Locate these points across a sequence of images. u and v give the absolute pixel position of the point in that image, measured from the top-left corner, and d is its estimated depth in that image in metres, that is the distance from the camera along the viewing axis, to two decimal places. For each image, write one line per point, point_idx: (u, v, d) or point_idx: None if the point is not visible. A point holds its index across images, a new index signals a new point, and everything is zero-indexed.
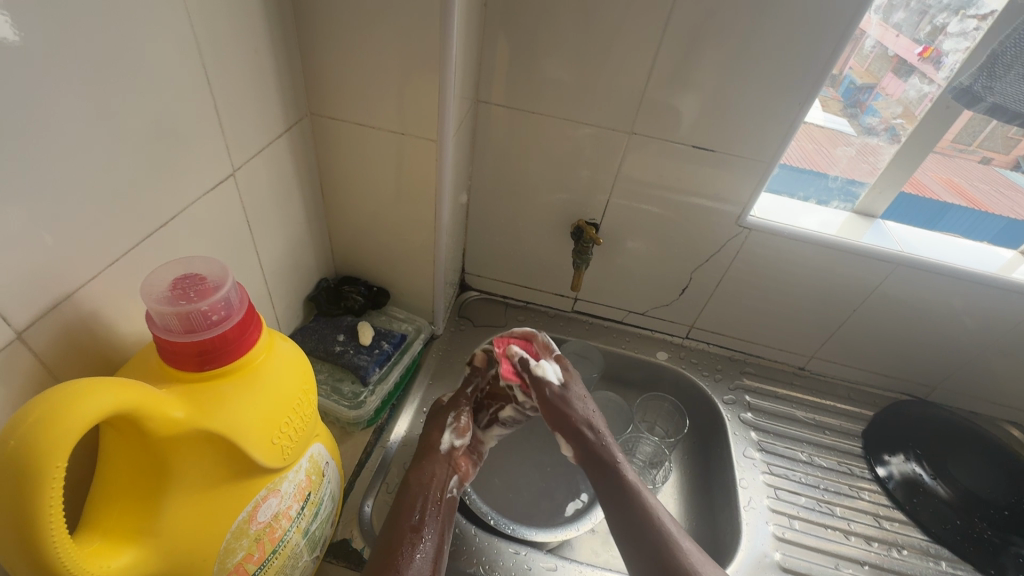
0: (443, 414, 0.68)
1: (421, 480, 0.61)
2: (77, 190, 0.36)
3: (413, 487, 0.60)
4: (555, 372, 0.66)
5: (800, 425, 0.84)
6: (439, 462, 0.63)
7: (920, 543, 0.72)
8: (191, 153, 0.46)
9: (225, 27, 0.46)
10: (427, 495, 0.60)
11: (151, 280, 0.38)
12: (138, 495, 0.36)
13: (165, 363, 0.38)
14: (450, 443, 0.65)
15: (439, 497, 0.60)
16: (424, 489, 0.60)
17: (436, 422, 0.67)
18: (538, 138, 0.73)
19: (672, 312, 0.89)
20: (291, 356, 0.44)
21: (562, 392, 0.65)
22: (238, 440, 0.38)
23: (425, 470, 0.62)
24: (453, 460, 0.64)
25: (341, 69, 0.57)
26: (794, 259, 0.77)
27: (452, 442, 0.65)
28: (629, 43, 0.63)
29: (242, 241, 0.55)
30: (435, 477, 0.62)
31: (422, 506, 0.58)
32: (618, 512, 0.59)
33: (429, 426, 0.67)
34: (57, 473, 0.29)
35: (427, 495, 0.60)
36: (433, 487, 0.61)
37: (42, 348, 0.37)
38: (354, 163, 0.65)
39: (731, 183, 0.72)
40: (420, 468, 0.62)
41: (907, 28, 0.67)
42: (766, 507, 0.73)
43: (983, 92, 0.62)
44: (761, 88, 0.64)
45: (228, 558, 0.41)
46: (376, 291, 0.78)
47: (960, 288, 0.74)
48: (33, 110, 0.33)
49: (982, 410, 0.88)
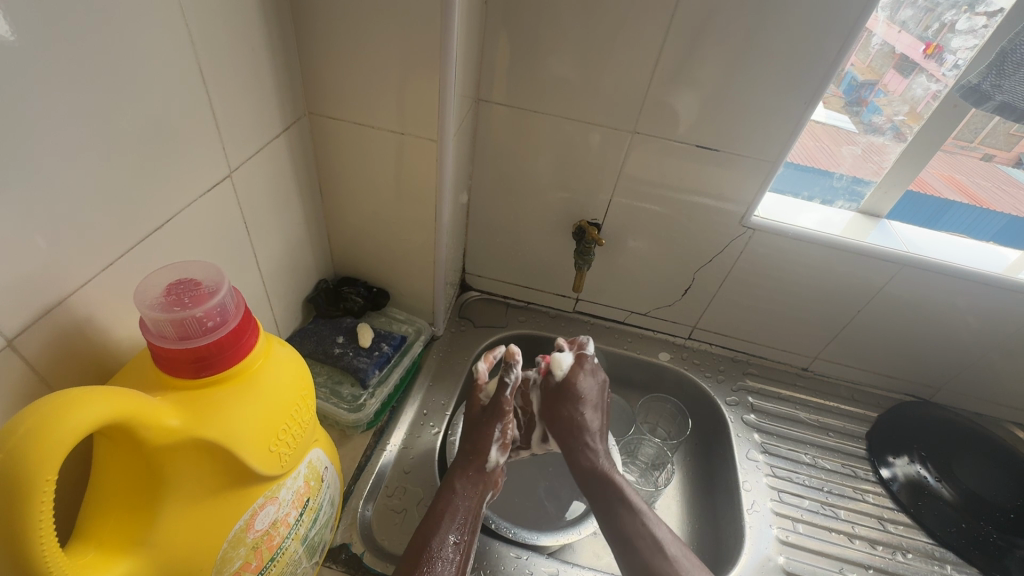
0: (489, 425, 0.65)
1: (467, 493, 0.61)
2: (68, 194, 0.36)
3: (454, 496, 0.60)
4: (563, 364, 0.69)
5: (803, 427, 0.84)
6: (483, 476, 0.64)
7: (924, 547, 0.71)
8: (187, 154, 0.45)
9: (220, 25, 0.45)
10: (471, 506, 0.60)
11: (145, 286, 0.37)
12: (132, 505, 0.35)
13: (160, 370, 0.37)
14: (496, 462, 0.65)
15: (479, 509, 0.61)
16: (468, 501, 0.61)
17: (481, 435, 0.65)
18: (539, 136, 0.72)
19: (674, 313, 0.88)
20: (288, 361, 0.43)
21: (561, 388, 0.69)
22: (234, 449, 0.37)
23: (470, 482, 0.62)
24: (490, 477, 0.64)
25: (341, 68, 0.56)
26: (798, 259, 0.76)
27: (496, 459, 0.65)
28: (632, 41, 0.62)
29: (239, 242, 0.55)
30: (477, 491, 0.62)
31: (463, 516, 0.59)
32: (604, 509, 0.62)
33: (474, 438, 0.66)
34: (47, 487, 0.28)
35: (470, 507, 0.60)
36: (471, 502, 0.61)
37: (34, 355, 0.36)
38: (352, 163, 0.64)
39: (735, 182, 0.71)
40: (469, 475, 0.63)
41: (912, 25, 0.66)
42: (769, 510, 0.73)
43: (992, 90, 0.59)
44: (766, 87, 0.63)
45: (225, 566, 0.40)
46: (375, 292, 0.77)
47: (967, 288, 0.73)
48: (24, 111, 0.32)
49: (986, 411, 0.87)
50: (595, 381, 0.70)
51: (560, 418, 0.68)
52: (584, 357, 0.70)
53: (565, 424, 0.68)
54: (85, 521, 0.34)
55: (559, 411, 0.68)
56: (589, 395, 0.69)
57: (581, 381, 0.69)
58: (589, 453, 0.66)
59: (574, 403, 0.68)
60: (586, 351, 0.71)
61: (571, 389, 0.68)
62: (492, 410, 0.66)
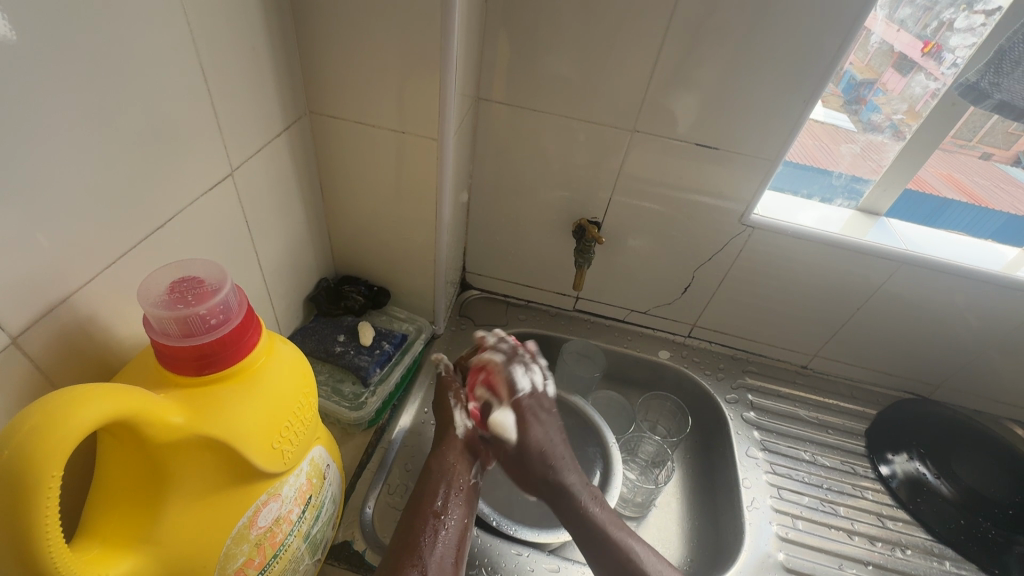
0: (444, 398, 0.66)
1: (446, 465, 0.60)
2: (72, 193, 0.36)
3: (435, 472, 0.59)
4: (507, 428, 0.61)
5: (803, 424, 0.84)
6: (459, 448, 0.62)
7: (923, 543, 0.72)
8: (189, 153, 0.45)
9: (222, 26, 0.45)
10: (450, 481, 0.59)
11: (148, 284, 0.37)
12: (136, 502, 0.35)
13: (163, 368, 0.37)
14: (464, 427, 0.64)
15: (463, 482, 0.59)
16: (446, 477, 0.59)
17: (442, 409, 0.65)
18: (539, 135, 0.73)
19: (674, 311, 0.88)
20: (291, 359, 0.43)
21: (518, 452, 0.61)
22: (237, 446, 0.37)
23: (445, 456, 0.61)
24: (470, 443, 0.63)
25: (341, 67, 0.57)
26: (797, 257, 0.76)
27: (464, 423, 0.64)
28: (631, 40, 0.62)
29: (241, 240, 0.55)
30: (457, 460, 0.61)
31: (445, 491, 0.58)
32: (595, 554, 0.57)
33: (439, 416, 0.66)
34: (52, 483, 0.28)
35: (449, 483, 0.59)
36: (455, 474, 0.60)
37: (38, 353, 0.36)
38: (353, 162, 0.65)
39: (734, 180, 0.71)
40: (439, 454, 0.61)
41: (910, 23, 0.66)
42: (768, 506, 0.73)
43: (991, 88, 0.59)
44: (765, 86, 0.63)
45: (228, 563, 0.40)
46: (376, 290, 0.77)
47: (965, 286, 0.73)
48: (29, 111, 0.32)
49: (985, 408, 0.88)
50: (546, 423, 0.63)
51: (529, 473, 0.62)
52: (522, 401, 0.62)
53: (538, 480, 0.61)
54: (85, 519, 0.34)
55: (525, 469, 0.62)
56: (548, 438, 0.62)
57: (539, 430, 0.62)
58: (570, 495, 0.60)
59: (541, 458, 0.61)
60: (524, 396, 0.63)
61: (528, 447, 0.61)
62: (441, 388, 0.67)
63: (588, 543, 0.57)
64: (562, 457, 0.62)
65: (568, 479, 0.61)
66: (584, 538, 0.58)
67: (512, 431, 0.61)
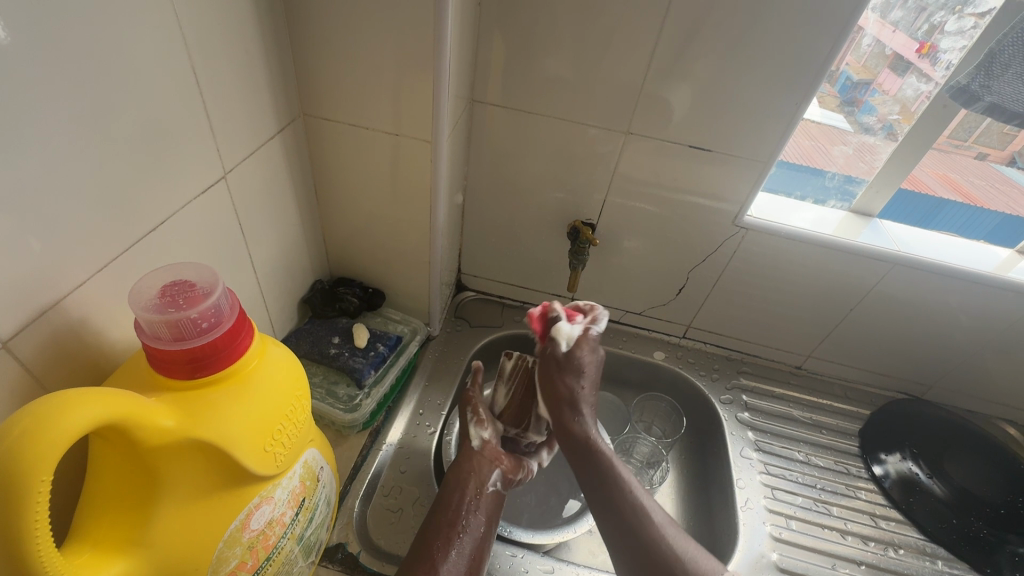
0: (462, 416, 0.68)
1: (466, 471, 0.61)
2: (64, 196, 0.36)
3: (451, 486, 0.59)
4: (567, 337, 0.63)
5: (797, 424, 0.84)
6: (475, 458, 0.63)
7: (916, 542, 0.72)
8: (181, 157, 0.45)
9: (214, 28, 0.45)
10: (470, 487, 0.60)
11: (139, 288, 0.37)
12: (128, 506, 0.35)
13: (156, 372, 0.37)
14: (481, 438, 0.65)
15: (480, 490, 0.60)
16: (464, 486, 0.60)
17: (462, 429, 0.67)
18: (533, 137, 0.73)
19: (669, 312, 0.89)
20: (283, 362, 0.43)
21: (565, 361, 0.64)
22: (229, 448, 0.37)
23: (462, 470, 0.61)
24: (488, 454, 0.64)
25: (335, 70, 0.57)
26: (790, 258, 0.77)
27: (479, 436, 0.65)
28: (624, 42, 0.63)
29: (234, 243, 0.55)
30: (472, 476, 0.61)
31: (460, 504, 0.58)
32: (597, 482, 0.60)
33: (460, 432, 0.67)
34: (42, 488, 0.28)
35: (468, 489, 0.59)
36: (472, 482, 0.60)
37: (29, 357, 0.36)
38: (348, 164, 0.65)
39: (728, 181, 0.71)
40: (458, 467, 0.62)
41: (904, 24, 0.66)
42: (763, 507, 0.73)
43: (981, 91, 0.60)
44: (758, 88, 0.63)
45: (220, 566, 0.40)
46: (371, 292, 0.77)
47: (958, 287, 0.74)
48: (22, 114, 0.32)
49: (979, 409, 0.88)
50: (597, 356, 0.66)
51: (557, 388, 0.64)
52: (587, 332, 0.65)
53: (563, 399, 0.64)
54: (72, 526, 0.34)
55: (555, 381, 0.64)
56: (589, 368, 0.65)
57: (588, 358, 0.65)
58: (580, 424, 0.63)
59: (576, 376, 0.64)
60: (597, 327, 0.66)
61: (574, 360, 0.64)
62: (462, 404, 0.70)
63: (591, 476, 0.60)
64: (587, 396, 0.65)
65: (585, 412, 0.64)
66: (587, 468, 0.61)
67: (569, 343, 0.64)
